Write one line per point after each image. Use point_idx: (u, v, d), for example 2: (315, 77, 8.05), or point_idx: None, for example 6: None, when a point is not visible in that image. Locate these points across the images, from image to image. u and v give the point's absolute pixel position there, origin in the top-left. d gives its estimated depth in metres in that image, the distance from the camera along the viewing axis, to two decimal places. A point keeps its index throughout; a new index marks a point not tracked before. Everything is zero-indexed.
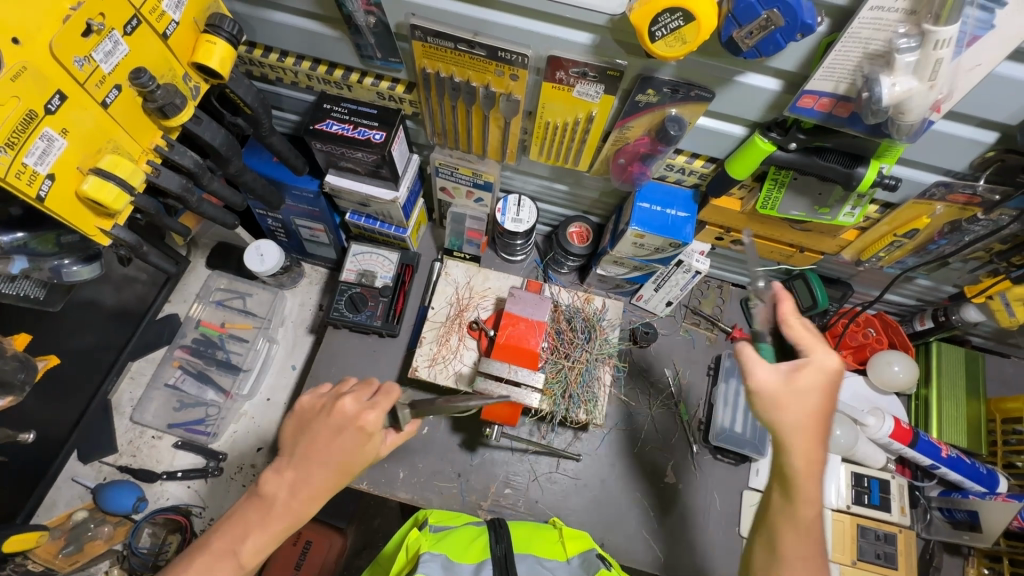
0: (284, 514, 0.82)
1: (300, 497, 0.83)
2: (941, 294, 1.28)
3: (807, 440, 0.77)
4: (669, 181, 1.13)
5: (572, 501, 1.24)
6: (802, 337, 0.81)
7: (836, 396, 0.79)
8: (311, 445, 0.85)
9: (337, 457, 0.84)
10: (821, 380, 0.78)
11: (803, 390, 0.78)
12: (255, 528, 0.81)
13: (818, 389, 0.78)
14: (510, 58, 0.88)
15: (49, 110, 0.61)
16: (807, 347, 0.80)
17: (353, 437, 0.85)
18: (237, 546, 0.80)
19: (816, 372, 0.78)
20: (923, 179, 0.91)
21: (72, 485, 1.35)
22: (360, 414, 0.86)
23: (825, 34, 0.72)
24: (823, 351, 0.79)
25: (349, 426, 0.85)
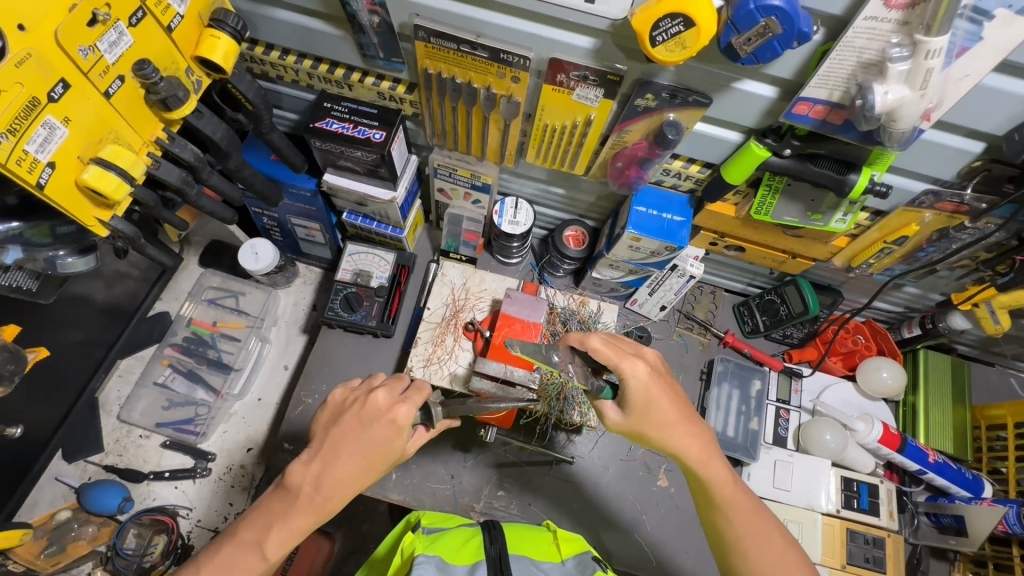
0: (308, 508, 0.83)
1: (324, 490, 0.84)
2: (928, 302, 1.31)
3: (680, 437, 0.90)
4: (666, 186, 1.14)
5: (565, 503, 1.24)
6: (611, 360, 0.88)
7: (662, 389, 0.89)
8: (342, 437, 0.85)
9: (365, 450, 0.85)
10: (647, 382, 0.88)
11: (644, 395, 0.88)
12: (277, 521, 0.83)
13: (653, 390, 0.88)
14: (512, 60, 0.89)
15: (52, 98, 0.61)
16: (617, 365, 0.88)
17: (385, 430, 0.85)
18: (262, 538, 0.82)
19: (640, 382, 0.88)
20: (912, 187, 0.93)
21: (56, 484, 1.32)
22: (393, 407, 0.86)
23: (820, 43, 0.74)
24: (629, 362, 0.88)
25: (382, 418, 0.86)
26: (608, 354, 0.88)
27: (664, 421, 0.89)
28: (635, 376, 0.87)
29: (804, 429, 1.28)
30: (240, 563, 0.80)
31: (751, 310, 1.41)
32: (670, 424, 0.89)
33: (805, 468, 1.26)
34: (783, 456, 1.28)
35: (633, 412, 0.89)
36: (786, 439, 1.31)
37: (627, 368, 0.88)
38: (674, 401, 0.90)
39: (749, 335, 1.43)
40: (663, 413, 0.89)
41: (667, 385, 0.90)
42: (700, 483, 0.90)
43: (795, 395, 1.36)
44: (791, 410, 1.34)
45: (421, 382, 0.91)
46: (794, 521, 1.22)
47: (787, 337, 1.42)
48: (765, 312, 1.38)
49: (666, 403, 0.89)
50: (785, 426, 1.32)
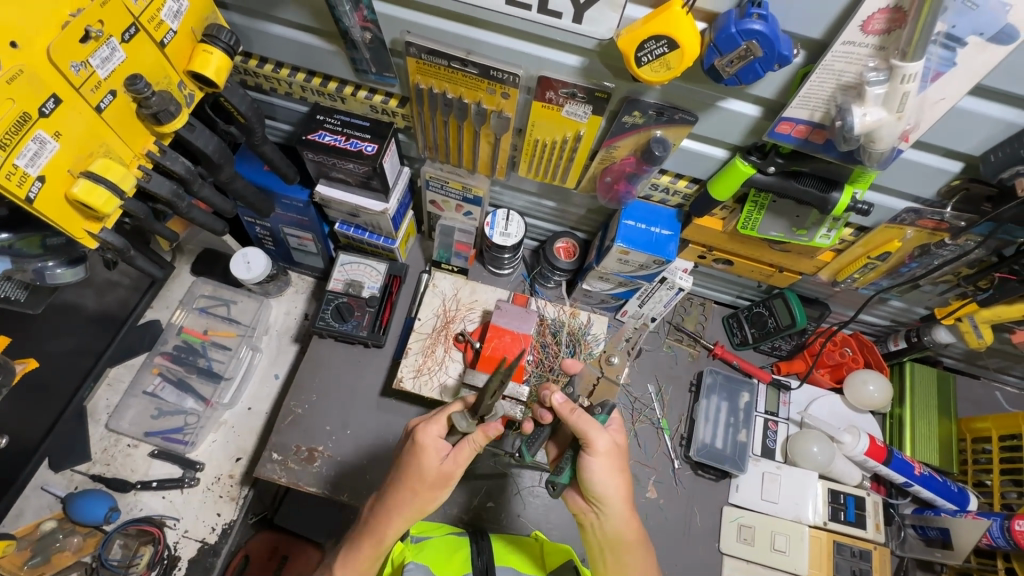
0: (365, 537, 0.92)
1: (374, 517, 0.92)
2: (913, 316, 1.33)
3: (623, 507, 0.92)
4: (654, 201, 1.16)
5: (553, 515, 1.25)
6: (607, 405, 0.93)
7: (617, 465, 0.90)
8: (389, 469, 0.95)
9: (402, 477, 0.90)
10: (608, 455, 0.89)
11: (604, 465, 0.89)
12: (345, 550, 0.94)
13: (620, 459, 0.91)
14: (502, 77, 0.91)
15: (43, 113, 0.62)
16: (585, 433, 0.88)
17: (412, 452, 0.89)
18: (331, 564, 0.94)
19: (599, 456, 0.88)
20: (894, 205, 0.95)
21: (42, 494, 1.31)
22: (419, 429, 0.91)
23: (801, 65, 0.76)
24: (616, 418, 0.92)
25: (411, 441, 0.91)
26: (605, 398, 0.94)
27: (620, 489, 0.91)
28: (599, 447, 0.88)
29: (792, 441, 1.29)
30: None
31: (740, 322, 1.43)
32: (616, 497, 0.90)
33: (792, 480, 1.27)
34: (771, 468, 1.29)
35: (610, 465, 0.89)
36: (774, 451, 1.32)
37: (595, 438, 0.87)
38: (621, 481, 0.91)
39: (738, 347, 1.44)
40: (608, 483, 0.89)
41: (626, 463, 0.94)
42: (612, 538, 0.93)
43: (783, 407, 1.37)
44: (780, 422, 1.35)
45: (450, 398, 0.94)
46: (782, 533, 1.24)
47: (775, 349, 1.42)
48: (754, 324, 1.39)
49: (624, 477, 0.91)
50: (774, 437, 1.33)
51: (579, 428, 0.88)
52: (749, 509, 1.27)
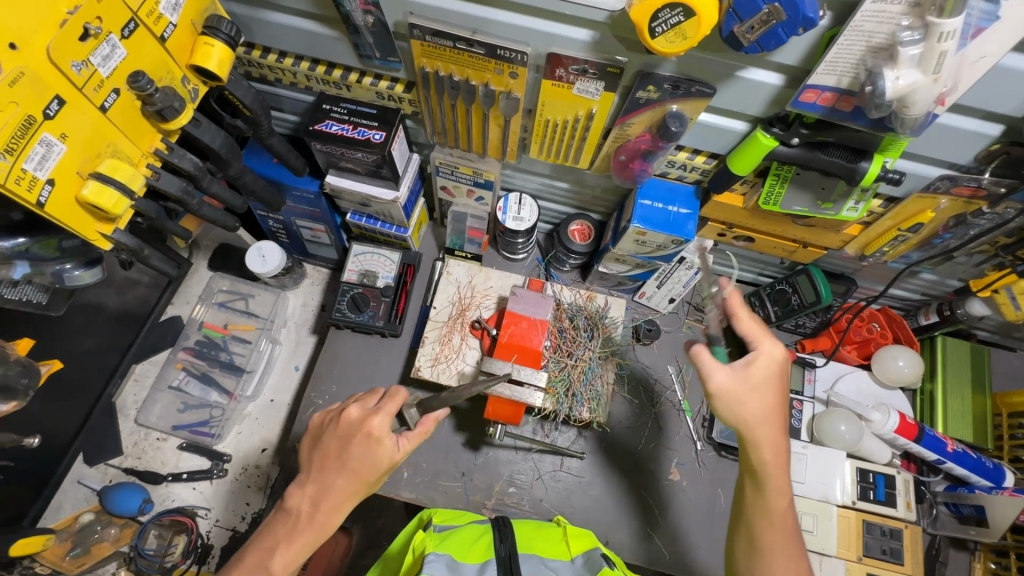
0: (308, 529, 0.88)
1: (322, 509, 0.87)
2: (946, 288, 1.28)
3: (778, 425, 0.88)
4: (671, 178, 1.12)
5: (575, 501, 1.23)
6: (748, 333, 0.91)
7: (783, 376, 0.91)
8: (324, 456, 0.89)
9: (349, 467, 0.88)
10: (778, 358, 0.89)
11: (765, 362, 0.89)
12: (281, 544, 0.87)
13: (769, 368, 0.89)
14: (510, 56, 0.88)
15: (48, 115, 0.61)
16: (756, 339, 0.91)
17: (363, 444, 0.88)
18: (266, 562, 0.85)
19: (765, 359, 0.89)
20: (927, 173, 0.90)
21: (79, 488, 1.35)
22: (366, 420, 0.89)
23: (827, 28, 0.72)
24: (770, 343, 0.90)
25: (356, 433, 0.88)
26: (743, 328, 0.91)
27: (765, 406, 0.88)
28: (771, 354, 0.89)
29: (819, 420, 1.26)
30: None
31: (762, 300, 1.37)
32: (767, 407, 0.88)
33: (819, 460, 1.24)
34: (798, 449, 1.25)
35: (738, 381, 0.88)
36: (800, 430, 1.30)
37: (766, 343, 0.90)
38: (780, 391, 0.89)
39: None
40: (763, 389, 0.88)
41: (780, 381, 0.90)
42: (759, 481, 0.89)
43: (808, 385, 1.33)
44: (806, 401, 1.32)
45: (387, 393, 0.93)
46: (809, 513, 1.21)
47: (799, 326, 1.39)
48: (776, 302, 1.34)
49: (768, 393, 0.88)
50: (799, 417, 1.31)
51: (744, 331, 0.92)
52: None
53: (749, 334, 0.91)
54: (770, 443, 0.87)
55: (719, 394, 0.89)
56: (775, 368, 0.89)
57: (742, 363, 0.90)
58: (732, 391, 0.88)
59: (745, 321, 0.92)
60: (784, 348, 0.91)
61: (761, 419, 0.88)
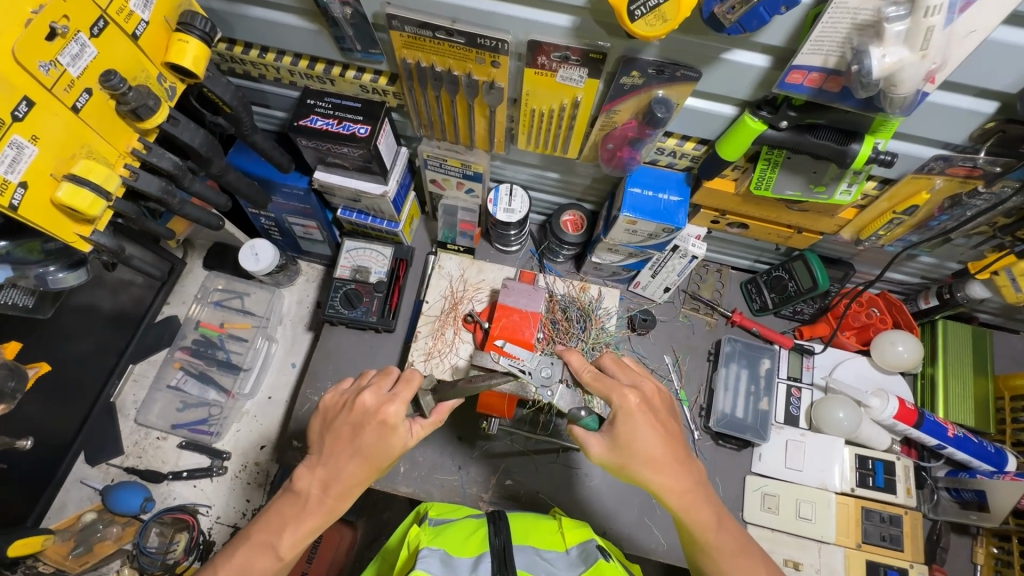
0: (318, 512, 0.88)
1: (332, 493, 0.88)
2: (945, 271, 1.25)
3: (666, 475, 0.87)
4: (662, 165, 1.10)
5: (570, 492, 1.24)
6: (599, 393, 0.90)
7: (656, 417, 0.88)
8: (336, 442, 0.89)
9: (361, 453, 0.88)
10: (639, 411, 0.87)
11: (638, 422, 0.86)
12: (290, 523, 0.87)
13: (636, 425, 0.86)
14: (491, 45, 0.86)
15: (17, 117, 0.61)
16: (608, 395, 0.89)
17: (378, 431, 0.87)
18: (274, 539, 0.86)
19: (622, 416, 0.87)
20: (921, 153, 0.88)
21: (82, 487, 1.36)
22: (382, 407, 0.88)
23: (812, 6, 0.69)
24: (618, 394, 0.88)
25: (372, 419, 0.87)
26: (595, 391, 0.90)
27: (651, 455, 0.86)
28: (622, 406, 0.87)
29: (816, 407, 1.25)
30: (255, 564, 0.85)
31: (759, 288, 1.37)
32: (661, 455, 0.86)
33: (818, 447, 1.24)
34: (795, 436, 1.26)
35: (619, 449, 0.86)
36: (798, 418, 1.29)
37: (619, 398, 0.87)
38: (667, 439, 0.87)
39: (757, 313, 1.39)
40: (648, 443, 0.86)
41: (657, 423, 0.88)
42: (686, 526, 0.89)
43: (807, 372, 1.33)
44: (803, 388, 1.31)
45: (406, 377, 0.91)
46: (807, 500, 1.21)
47: (797, 313, 1.38)
48: (774, 289, 1.33)
49: (646, 444, 0.86)
50: (797, 404, 1.30)
51: (603, 392, 0.89)
52: (773, 478, 1.25)
53: (603, 392, 0.89)
54: (674, 490, 0.87)
55: (602, 461, 0.89)
56: (641, 411, 0.87)
57: (608, 423, 0.89)
58: (610, 459, 0.88)
59: (593, 381, 0.91)
60: (633, 390, 0.89)
61: (653, 474, 0.86)
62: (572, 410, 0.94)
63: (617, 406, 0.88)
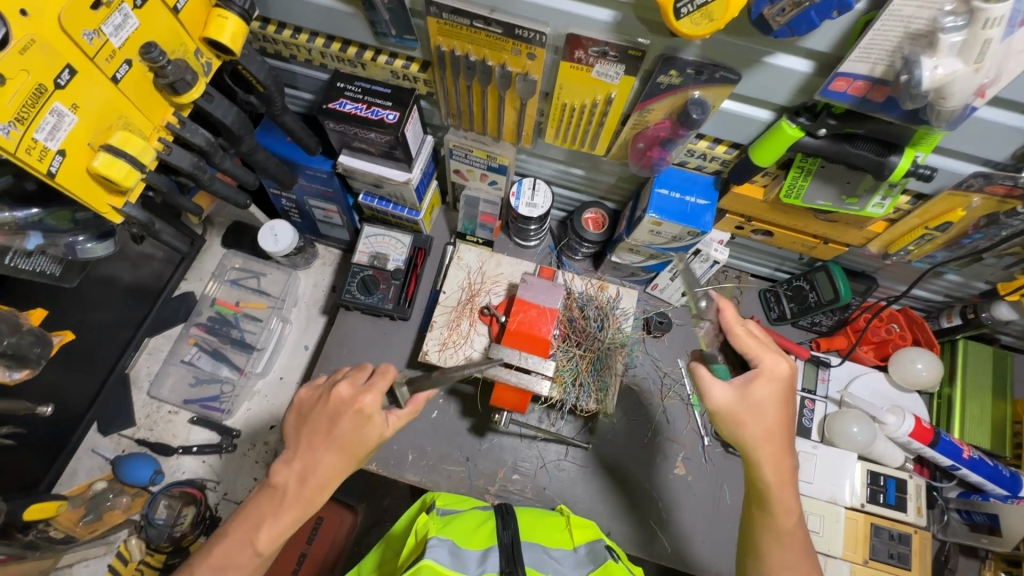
0: (296, 505, 0.86)
1: (310, 486, 0.86)
2: (971, 290, 1.23)
3: (778, 451, 0.86)
4: (690, 167, 1.09)
5: (647, 475, 1.24)
6: (749, 350, 0.88)
7: (789, 397, 0.88)
8: (313, 433, 0.88)
9: (339, 444, 0.87)
10: (777, 380, 0.87)
11: (778, 392, 0.86)
12: (267, 519, 0.85)
13: (774, 392, 0.86)
14: (528, 36, 0.85)
15: (59, 84, 0.61)
16: (760, 356, 0.87)
17: (354, 420, 0.88)
18: (252, 536, 0.84)
19: (767, 381, 0.86)
20: (960, 169, 0.86)
21: (93, 456, 1.38)
22: (357, 397, 0.88)
23: (863, 12, 0.68)
24: (772, 359, 0.87)
25: (348, 409, 0.88)
26: (752, 346, 0.88)
27: (769, 429, 0.86)
28: (775, 370, 0.86)
29: (830, 420, 1.24)
30: (233, 559, 0.83)
31: (778, 296, 1.36)
32: (785, 430, 0.87)
33: (829, 460, 1.22)
34: (807, 448, 1.23)
35: (751, 408, 0.86)
36: (810, 430, 1.28)
37: (773, 362, 0.87)
38: (787, 416, 0.88)
39: (775, 323, 1.37)
40: (776, 414, 0.86)
41: (787, 401, 0.87)
42: (768, 500, 0.87)
43: (822, 385, 1.31)
44: (817, 400, 1.30)
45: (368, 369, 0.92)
46: (817, 513, 1.19)
47: (815, 324, 1.36)
48: (793, 299, 1.32)
49: (773, 414, 0.86)
50: (811, 416, 1.29)
51: (750, 350, 0.88)
52: None
53: (751, 352, 0.88)
54: (780, 466, 0.87)
55: (721, 413, 0.88)
56: (779, 384, 0.87)
57: (743, 380, 0.88)
58: (730, 413, 0.87)
59: (748, 337, 0.88)
60: (785, 359, 0.88)
61: (761, 444, 0.86)
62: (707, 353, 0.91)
63: (765, 369, 0.87)
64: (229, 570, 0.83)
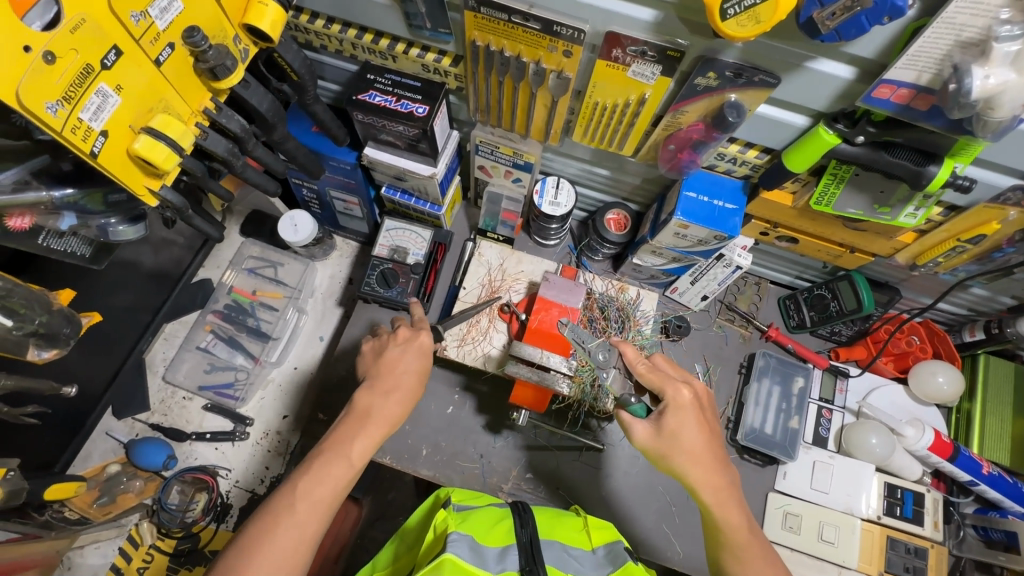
0: (380, 420, 0.94)
1: (393, 401, 0.96)
2: (996, 306, 1.22)
3: (705, 470, 0.88)
4: (718, 171, 1.08)
5: (597, 490, 1.23)
6: (652, 385, 0.91)
7: (703, 417, 0.90)
8: (388, 362, 1.00)
9: (412, 368, 1.00)
10: (690, 407, 0.89)
11: (687, 416, 0.88)
12: (359, 432, 0.92)
13: (685, 418, 0.88)
14: (565, 33, 0.84)
15: (105, 65, 0.61)
16: (660, 387, 0.90)
17: (419, 351, 1.02)
18: (347, 448, 0.90)
19: (675, 408, 0.88)
20: (998, 182, 0.85)
21: (108, 439, 1.38)
22: (420, 333, 1.04)
23: (913, 19, 0.67)
24: (672, 388, 0.90)
25: (410, 341, 1.02)
26: (649, 381, 0.91)
27: (694, 449, 0.87)
28: (677, 399, 0.89)
29: (848, 430, 1.23)
30: (332, 470, 0.87)
31: (798, 304, 1.35)
32: (702, 450, 0.88)
33: (846, 470, 1.23)
34: (823, 457, 1.24)
35: (666, 438, 0.88)
36: (827, 440, 1.27)
37: (671, 390, 0.89)
38: (707, 436, 0.89)
39: (793, 330, 1.37)
40: (692, 437, 0.88)
41: (703, 425, 0.89)
42: (715, 525, 0.88)
43: (839, 395, 1.31)
44: (835, 410, 1.29)
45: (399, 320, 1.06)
46: (831, 524, 1.19)
47: (835, 333, 1.35)
48: (814, 307, 1.31)
49: (692, 438, 0.88)
50: (827, 426, 1.28)
51: (653, 382, 0.91)
52: (796, 498, 1.23)
53: (655, 385, 0.91)
54: (709, 484, 0.88)
55: (643, 448, 0.90)
56: (689, 409, 0.89)
57: (656, 413, 0.90)
58: (652, 446, 0.89)
59: (647, 373, 0.92)
60: (687, 387, 0.91)
61: (689, 468, 0.87)
62: (621, 395, 0.95)
63: (669, 399, 0.90)
64: (329, 479, 0.86)
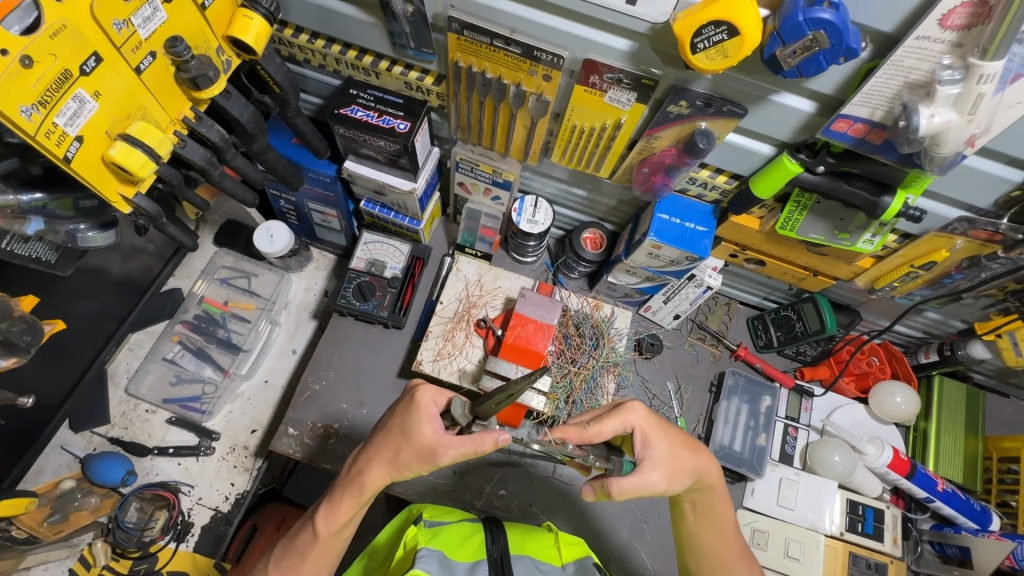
0: (360, 490, 0.89)
1: (377, 470, 0.88)
2: (949, 329, 1.29)
3: (705, 458, 0.93)
4: (690, 195, 1.12)
5: (570, 505, 1.23)
6: (617, 426, 0.87)
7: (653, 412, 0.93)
8: (388, 433, 0.89)
9: (404, 438, 0.87)
10: (648, 414, 0.90)
11: (655, 422, 0.90)
12: (345, 500, 0.89)
13: (655, 425, 0.90)
14: (544, 58, 0.88)
15: (84, 71, 0.60)
16: (622, 419, 0.88)
17: (420, 422, 0.87)
18: (333, 514, 0.90)
19: (646, 426, 0.89)
20: (945, 212, 0.92)
21: (61, 453, 1.32)
22: (428, 404, 0.88)
23: (867, 59, 0.73)
24: (627, 412, 0.88)
25: (419, 409, 0.88)
26: (614, 425, 0.87)
27: (683, 440, 0.92)
28: (643, 417, 0.89)
29: (812, 448, 1.27)
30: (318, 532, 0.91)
31: (765, 325, 1.39)
32: (683, 439, 0.92)
33: (810, 488, 1.25)
34: (790, 474, 1.27)
35: (662, 453, 0.89)
36: (792, 457, 1.30)
37: (630, 412, 0.88)
38: (672, 428, 0.93)
39: (761, 350, 1.40)
40: (670, 433, 0.91)
41: (666, 428, 0.91)
42: (725, 539, 0.96)
43: (805, 413, 1.35)
44: (800, 428, 1.33)
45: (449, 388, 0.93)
46: (796, 540, 1.22)
47: (800, 353, 1.39)
48: (780, 327, 1.35)
49: (671, 434, 0.91)
50: (793, 444, 1.31)
51: (615, 426, 0.87)
52: (764, 514, 1.25)
53: (615, 427, 0.87)
54: (710, 468, 0.94)
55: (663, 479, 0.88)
56: (651, 424, 0.90)
57: (641, 450, 0.88)
58: (666, 469, 0.88)
59: (600, 427, 0.87)
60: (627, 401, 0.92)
61: (696, 457, 0.92)
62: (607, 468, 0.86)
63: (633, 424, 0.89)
64: (317, 540, 0.90)
